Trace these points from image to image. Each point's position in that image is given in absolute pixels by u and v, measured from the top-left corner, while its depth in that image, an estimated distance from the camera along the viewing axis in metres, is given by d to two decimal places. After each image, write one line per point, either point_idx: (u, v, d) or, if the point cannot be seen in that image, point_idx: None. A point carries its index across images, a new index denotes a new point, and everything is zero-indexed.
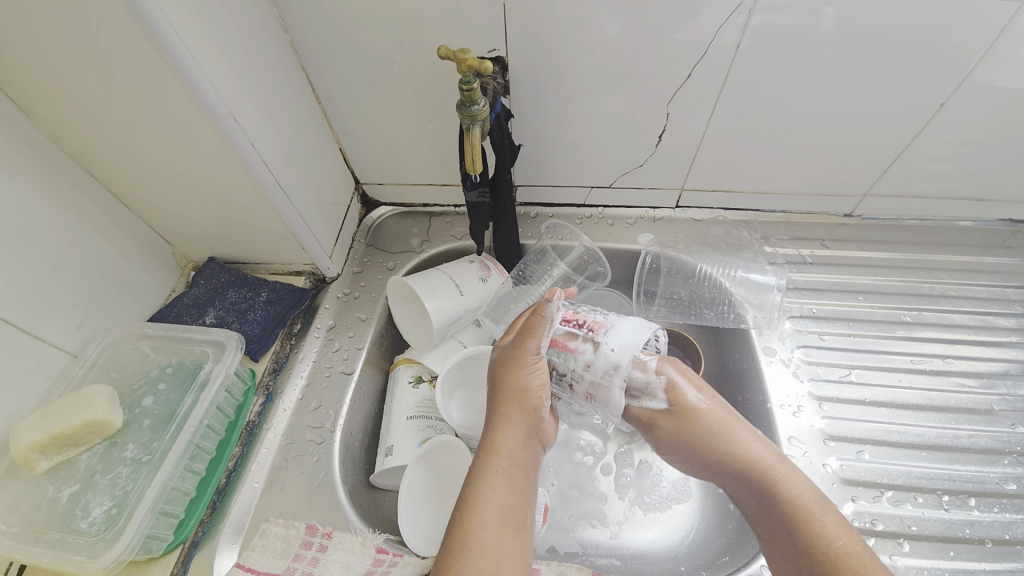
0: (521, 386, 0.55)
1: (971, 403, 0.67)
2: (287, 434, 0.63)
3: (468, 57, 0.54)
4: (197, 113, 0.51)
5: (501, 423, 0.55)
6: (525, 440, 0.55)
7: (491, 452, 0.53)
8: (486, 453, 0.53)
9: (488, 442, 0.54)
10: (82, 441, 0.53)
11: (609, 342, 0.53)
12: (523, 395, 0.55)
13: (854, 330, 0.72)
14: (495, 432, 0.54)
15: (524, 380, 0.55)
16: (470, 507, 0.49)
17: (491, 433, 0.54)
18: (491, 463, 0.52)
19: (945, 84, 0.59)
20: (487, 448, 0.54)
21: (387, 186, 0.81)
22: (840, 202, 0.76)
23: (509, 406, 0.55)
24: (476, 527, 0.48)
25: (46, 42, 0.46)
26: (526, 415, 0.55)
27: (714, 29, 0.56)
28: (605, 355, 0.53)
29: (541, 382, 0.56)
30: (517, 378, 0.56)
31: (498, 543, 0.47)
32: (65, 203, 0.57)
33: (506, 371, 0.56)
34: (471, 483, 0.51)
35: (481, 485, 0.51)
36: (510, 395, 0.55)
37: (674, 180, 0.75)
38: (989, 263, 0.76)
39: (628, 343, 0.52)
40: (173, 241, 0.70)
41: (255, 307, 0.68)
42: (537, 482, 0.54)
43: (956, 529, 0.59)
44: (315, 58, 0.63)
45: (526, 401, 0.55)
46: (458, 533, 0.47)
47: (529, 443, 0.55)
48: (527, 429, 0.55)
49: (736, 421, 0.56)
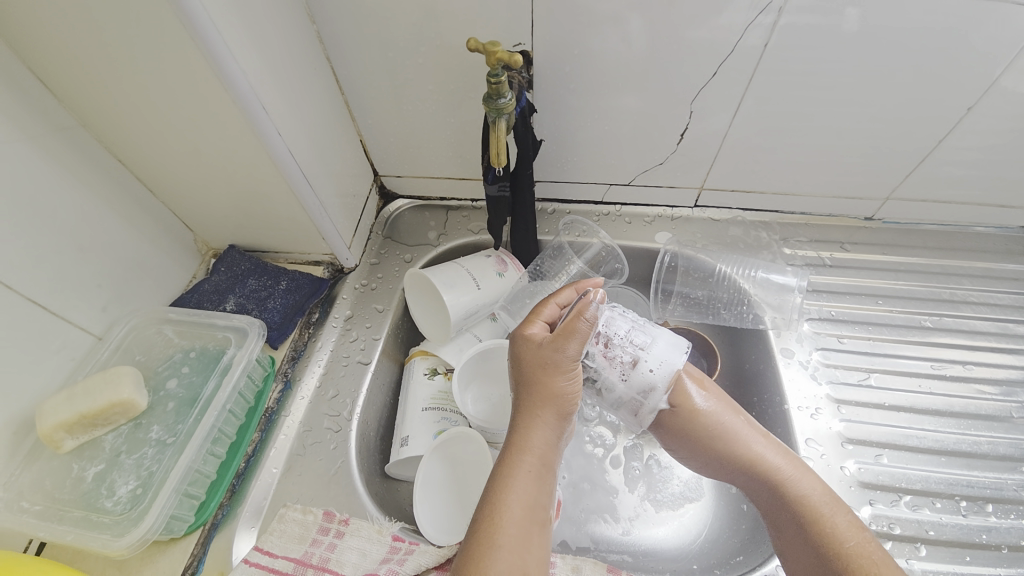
0: (557, 389, 0.54)
1: (990, 410, 0.66)
2: (305, 421, 0.63)
3: (498, 49, 0.54)
4: (228, 101, 0.51)
5: (533, 421, 0.54)
6: (555, 440, 0.54)
7: (521, 450, 0.52)
8: (516, 451, 0.52)
9: (519, 439, 0.53)
10: (108, 421, 0.54)
11: (648, 363, 0.56)
12: (557, 397, 0.54)
13: (874, 334, 0.72)
14: (528, 430, 0.53)
15: (560, 382, 0.54)
16: (500, 505, 0.49)
17: (522, 431, 0.53)
18: (523, 462, 0.51)
19: (974, 89, 0.59)
20: (518, 445, 0.53)
21: (406, 179, 0.81)
22: (861, 205, 0.76)
23: (544, 407, 0.54)
24: (504, 524, 0.48)
25: (83, 29, 0.46)
26: (558, 415, 0.54)
27: (741, 27, 0.56)
28: (643, 375, 0.56)
29: (576, 385, 0.55)
30: (555, 378, 0.54)
31: (525, 541, 0.47)
32: (94, 188, 0.58)
33: (541, 371, 0.54)
34: (501, 478, 0.51)
35: (511, 484, 0.50)
36: (545, 397, 0.54)
37: (694, 179, 0.75)
38: (1010, 270, 0.76)
39: (667, 365, 0.56)
40: (195, 227, 0.70)
41: (275, 295, 0.69)
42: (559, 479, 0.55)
43: (973, 535, 0.59)
44: (340, 49, 0.64)
45: (561, 404, 0.54)
46: (487, 529, 0.47)
47: (558, 441, 0.55)
48: (559, 429, 0.55)
49: (738, 420, 0.59)
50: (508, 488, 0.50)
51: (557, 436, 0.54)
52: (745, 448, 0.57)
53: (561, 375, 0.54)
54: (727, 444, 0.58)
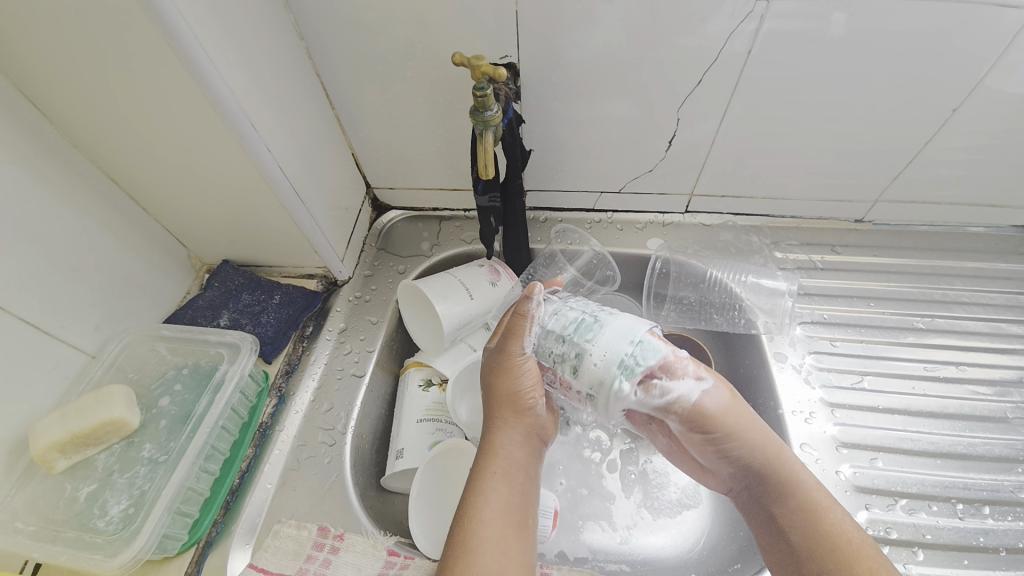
0: (513, 389, 0.54)
1: (985, 411, 0.66)
2: (299, 436, 0.63)
3: (483, 63, 0.54)
4: (217, 119, 0.52)
5: (500, 426, 0.54)
6: (524, 440, 0.54)
7: (489, 454, 0.52)
8: (486, 456, 0.52)
9: (486, 444, 0.53)
10: (100, 441, 0.54)
11: (593, 355, 0.49)
12: (515, 396, 0.54)
13: (867, 336, 0.72)
14: (494, 435, 0.54)
15: (515, 381, 0.54)
16: (472, 509, 0.48)
17: (489, 436, 0.54)
18: (491, 464, 0.51)
19: (957, 91, 0.59)
20: (487, 451, 0.53)
21: (398, 191, 0.82)
22: (851, 208, 0.76)
23: (504, 409, 0.54)
24: (476, 528, 0.47)
25: (73, 53, 0.47)
26: (520, 415, 0.54)
27: (725, 35, 0.56)
28: (591, 367, 0.48)
29: (533, 382, 0.54)
30: (509, 378, 0.54)
31: (498, 543, 0.46)
32: (87, 207, 0.59)
33: (497, 375, 0.55)
34: (473, 484, 0.50)
35: (482, 488, 0.50)
36: (503, 399, 0.54)
37: (684, 185, 0.76)
38: (1002, 269, 0.76)
39: (614, 352, 0.48)
40: (189, 243, 0.71)
41: (268, 309, 0.69)
42: (538, 481, 0.53)
43: (971, 538, 0.58)
44: (329, 64, 0.64)
45: (519, 403, 0.54)
46: (459, 534, 0.47)
47: (528, 442, 0.54)
48: (526, 429, 0.54)
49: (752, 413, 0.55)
50: (479, 492, 0.49)
51: (523, 435, 0.54)
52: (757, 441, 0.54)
53: (514, 374, 0.54)
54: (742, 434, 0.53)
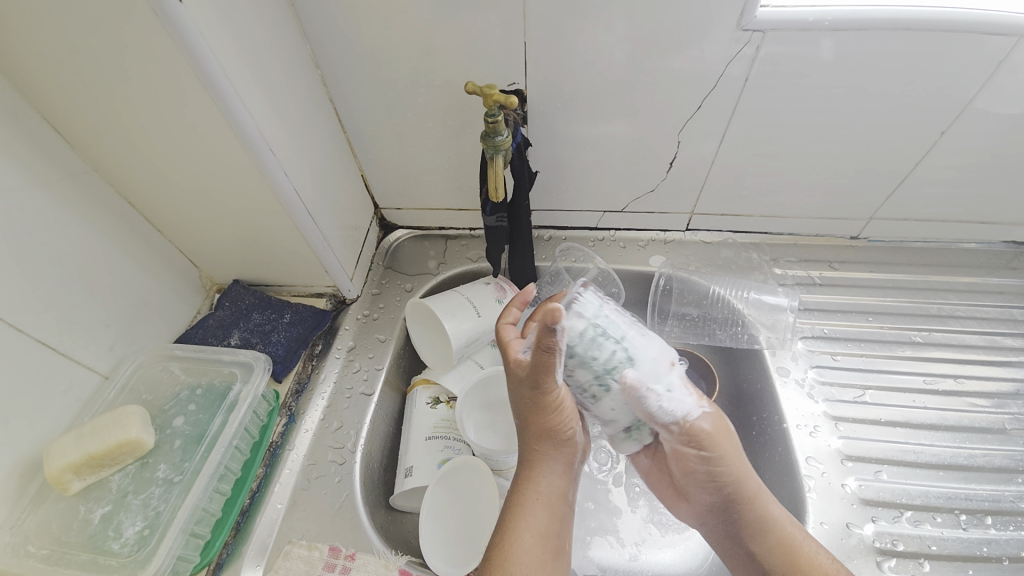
0: (554, 420, 0.53)
1: (984, 423, 0.68)
2: (309, 454, 0.63)
3: (495, 92, 0.57)
4: (239, 149, 0.54)
5: (538, 452, 0.54)
6: (563, 467, 0.54)
7: (531, 481, 0.53)
8: (526, 483, 0.53)
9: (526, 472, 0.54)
10: (115, 462, 0.54)
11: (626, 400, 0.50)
12: (557, 426, 0.53)
13: (865, 350, 0.74)
14: (536, 464, 0.54)
15: (559, 414, 0.53)
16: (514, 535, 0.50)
17: (531, 464, 0.54)
18: (532, 492, 0.52)
19: (947, 113, 0.62)
20: (527, 477, 0.54)
21: (406, 211, 0.83)
22: (846, 225, 0.79)
23: (544, 439, 0.53)
24: (517, 555, 0.48)
25: (102, 85, 0.49)
26: (560, 444, 0.54)
27: (723, 62, 0.59)
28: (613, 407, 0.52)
29: (572, 412, 0.53)
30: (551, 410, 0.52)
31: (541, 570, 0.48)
32: (104, 229, 0.60)
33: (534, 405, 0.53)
34: (514, 511, 0.51)
35: (523, 516, 0.51)
36: (543, 429, 0.53)
37: (685, 205, 0.78)
38: (994, 284, 0.78)
39: (639, 400, 0.50)
40: (201, 264, 0.72)
41: (279, 328, 0.70)
42: (574, 504, 0.55)
43: (974, 548, 0.59)
44: (342, 90, 0.67)
45: (560, 433, 0.53)
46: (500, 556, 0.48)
47: (567, 468, 0.54)
48: (563, 456, 0.54)
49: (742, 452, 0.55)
50: (521, 521, 0.50)
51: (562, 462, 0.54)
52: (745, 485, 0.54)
53: (552, 407, 0.52)
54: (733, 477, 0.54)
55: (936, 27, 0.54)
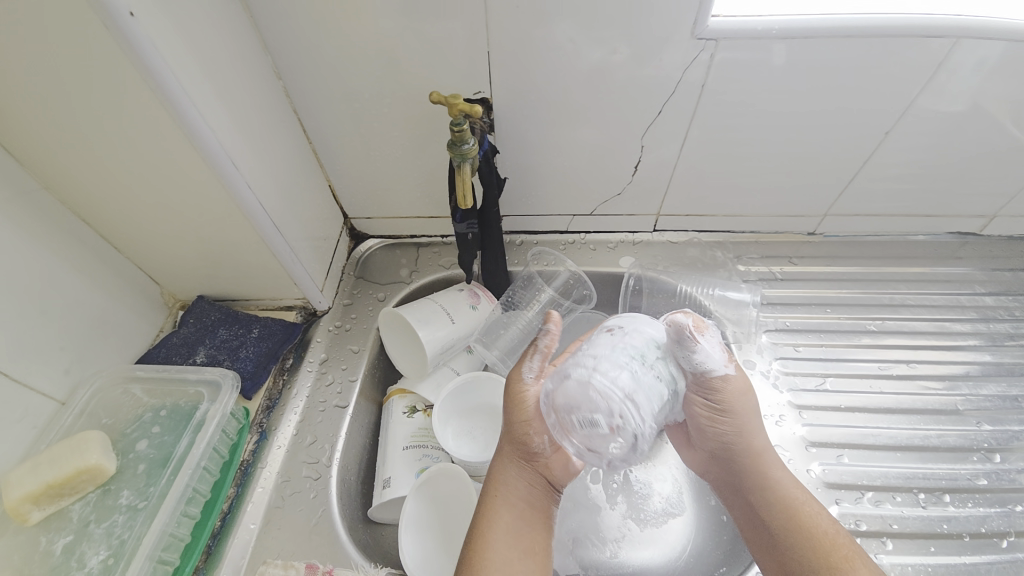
0: (518, 419, 0.57)
1: (938, 405, 0.72)
2: (283, 471, 0.62)
3: (460, 102, 0.57)
4: (200, 162, 0.53)
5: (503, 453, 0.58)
6: (525, 470, 0.57)
7: (493, 482, 0.57)
8: (489, 484, 0.57)
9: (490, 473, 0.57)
10: (75, 490, 0.52)
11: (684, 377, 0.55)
12: (519, 426, 0.57)
13: (826, 340, 0.77)
14: (499, 464, 0.58)
15: (522, 413, 0.57)
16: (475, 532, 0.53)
17: (495, 464, 0.58)
18: (494, 493, 0.56)
19: (892, 112, 0.66)
20: (492, 478, 0.57)
21: (376, 220, 0.83)
22: (803, 222, 0.82)
23: (509, 438, 0.58)
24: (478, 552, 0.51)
25: (52, 99, 0.47)
26: (525, 446, 0.57)
27: (681, 68, 0.61)
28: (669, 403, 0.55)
29: (537, 415, 0.57)
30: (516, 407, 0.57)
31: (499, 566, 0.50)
32: (58, 248, 0.58)
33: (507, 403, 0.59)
34: (480, 510, 0.54)
35: (484, 514, 0.54)
36: (510, 427, 0.58)
37: (651, 206, 0.80)
38: (941, 273, 0.83)
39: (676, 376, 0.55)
40: (162, 280, 0.70)
41: (247, 343, 0.68)
42: (542, 511, 0.56)
43: (935, 525, 0.62)
44: (306, 100, 0.66)
45: (520, 434, 0.57)
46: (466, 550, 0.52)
47: (530, 471, 0.57)
48: (526, 460, 0.57)
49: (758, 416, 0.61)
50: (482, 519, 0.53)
51: (525, 468, 0.57)
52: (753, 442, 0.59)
53: (519, 405, 0.57)
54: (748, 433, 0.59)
55: (877, 32, 0.58)
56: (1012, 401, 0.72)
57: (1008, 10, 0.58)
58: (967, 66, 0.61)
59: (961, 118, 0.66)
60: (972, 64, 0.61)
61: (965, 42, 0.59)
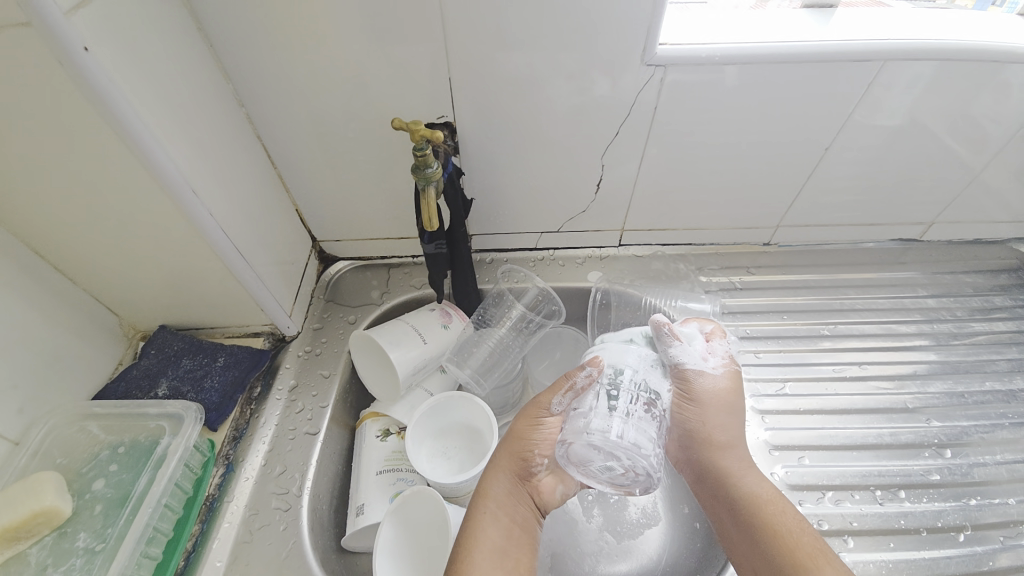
0: (524, 436, 0.61)
1: (890, 403, 0.75)
2: (250, 504, 0.60)
3: (421, 128, 0.59)
4: (161, 193, 0.52)
5: (496, 469, 0.60)
6: (513, 488, 0.59)
7: (482, 494, 0.58)
8: (478, 497, 0.58)
9: (479, 485, 0.59)
10: (29, 535, 0.50)
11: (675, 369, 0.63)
12: (522, 443, 0.61)
13: (785, 346, 0.80)
14: (488, 477, 0.60)
15: (531, 431, 0.61)
16: (464, 546, 0.53)
17: (485, 477, 0.60)
18: (483, 506, 0.57)
19: (831, 129, 0.71)
20: (480, 491, 0.59)
21: (345, 243, 0.83)
22: (758, 233, 0.86)
23: (508, 453, 0.61)
24: (466, 565, 0.51)
25: (3, 132, 0.46)
26: (521, 464, 0.61)
27: (635, 91, 0.65)
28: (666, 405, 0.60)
29: (547, 439, 0.61)
30: (528, 425, 0.61)
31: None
32: (11, 283, 0.56)
33: (518, 420, 0.63)
34: (468, 524, 0.56)
35: (475, 526, 0.55)
36: (512, 443, 0.61)
37: (616, 222, 0.83)
38: (887, 278, 0.88)
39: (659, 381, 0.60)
40: (122, 311, 0.68)
41: (212, 372, 0.67)
42: (526, 533, 0.58)
43: (893, 521, 0.65)
44: (271, 126, 0.66)
45: (522, 453, 0.60)
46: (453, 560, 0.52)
47: (517, 492, 0.60)
48: (516, 479, 0.60)
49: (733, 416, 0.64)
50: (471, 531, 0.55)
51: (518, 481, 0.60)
52: (721, 435, 0.63)
53: (532, 422, 0.62)
54: (716, 423, 0.63)
55: (812, 57, 0.62)
56: (958, 396, 0.76)
57: (932, 33, 0.64)
58: (895, 85, 0.66)
59: (894, 134, 0.72)
60: (899, 84, 0.66)
61: (892, 64, 0.64)
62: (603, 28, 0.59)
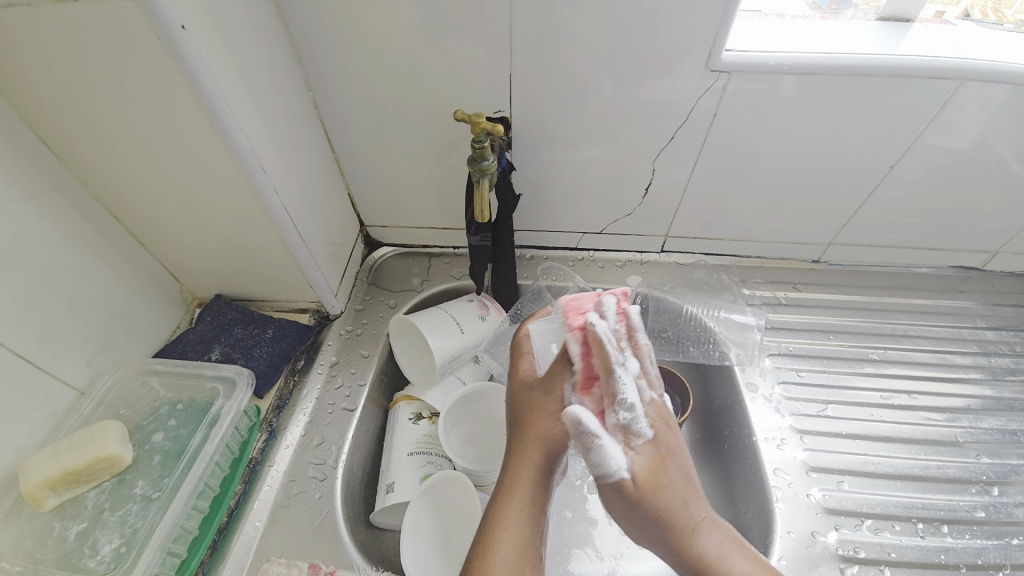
0: (546, 428, 0.56)
1: (938, 436, 0.72)
2: (289, 471, 0.63)
3: (483, 120, 0.60)
4: (234, 168, 0.55)
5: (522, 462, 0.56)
6: (543, 478, 0.56)
7: (510, 491, 0.54)
8: (506, 492, 0.54)
9: (507, 479, 0.55)
10: (92, 478, 0.54)
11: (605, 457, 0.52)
12: (544, 435, 0.56)
13: (828, 366, 0.78)
14: (515, 470, 0.55)
15: (549, 422, 0.57)
16: (492, 545, 0.51)
17: (513, 470, 0.55)
18: (511, 503, 0.53)
19: (896, 147, 0.68)
20: (507, 485, 0.55)
21: (391, 229, 0.85)
22: (808, 249, 0.84)
23: (531, 445, 0.56)
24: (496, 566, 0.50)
25: (99, 103, 0.50)
26: (546, 455, 0.56)
27: (693, 97, 0.64)
28: None
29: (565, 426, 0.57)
30: (545, 417, 0.57)
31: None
32: (90, 246, 0.60)
33: (530, 411, 0.58)
34: (497, 513, 0.53)
35: (501, 523, 0.52)
36: (533, 436, 0.56)
37: (660, 227, 0.82)
38: (945, 305, 0.84)
39: None
40: (183, 278, 0.72)
41: (261, 343, 0.70)
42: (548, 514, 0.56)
43: (933, 555, 0.62)
44: (333, 113, 0.69)
45: (548, 444, 0.56)
46: (479, 560, 0.50)
47: (549, 480, 0.56)
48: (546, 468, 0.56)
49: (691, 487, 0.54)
50: (500, 529, 0.52)
51: (546, 467, 0.55)
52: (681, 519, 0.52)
53: (548, 412, 0.57)
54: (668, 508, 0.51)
55: (884, 71, 0.60)
56: (1011, 435, 0.72)
57: (1011, 56, 0.61)
58: (970, 106, 0.63)
59: (966, 157, 0.68)
60: (976, 104, 0.63)
61: (970, 84, 0.61)
62: (667, 32, 0.58)
